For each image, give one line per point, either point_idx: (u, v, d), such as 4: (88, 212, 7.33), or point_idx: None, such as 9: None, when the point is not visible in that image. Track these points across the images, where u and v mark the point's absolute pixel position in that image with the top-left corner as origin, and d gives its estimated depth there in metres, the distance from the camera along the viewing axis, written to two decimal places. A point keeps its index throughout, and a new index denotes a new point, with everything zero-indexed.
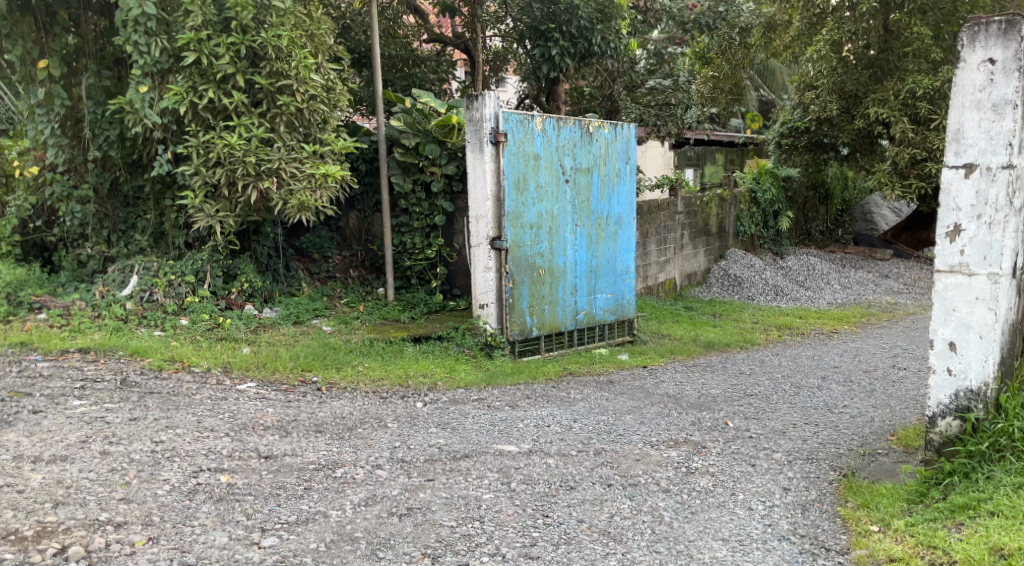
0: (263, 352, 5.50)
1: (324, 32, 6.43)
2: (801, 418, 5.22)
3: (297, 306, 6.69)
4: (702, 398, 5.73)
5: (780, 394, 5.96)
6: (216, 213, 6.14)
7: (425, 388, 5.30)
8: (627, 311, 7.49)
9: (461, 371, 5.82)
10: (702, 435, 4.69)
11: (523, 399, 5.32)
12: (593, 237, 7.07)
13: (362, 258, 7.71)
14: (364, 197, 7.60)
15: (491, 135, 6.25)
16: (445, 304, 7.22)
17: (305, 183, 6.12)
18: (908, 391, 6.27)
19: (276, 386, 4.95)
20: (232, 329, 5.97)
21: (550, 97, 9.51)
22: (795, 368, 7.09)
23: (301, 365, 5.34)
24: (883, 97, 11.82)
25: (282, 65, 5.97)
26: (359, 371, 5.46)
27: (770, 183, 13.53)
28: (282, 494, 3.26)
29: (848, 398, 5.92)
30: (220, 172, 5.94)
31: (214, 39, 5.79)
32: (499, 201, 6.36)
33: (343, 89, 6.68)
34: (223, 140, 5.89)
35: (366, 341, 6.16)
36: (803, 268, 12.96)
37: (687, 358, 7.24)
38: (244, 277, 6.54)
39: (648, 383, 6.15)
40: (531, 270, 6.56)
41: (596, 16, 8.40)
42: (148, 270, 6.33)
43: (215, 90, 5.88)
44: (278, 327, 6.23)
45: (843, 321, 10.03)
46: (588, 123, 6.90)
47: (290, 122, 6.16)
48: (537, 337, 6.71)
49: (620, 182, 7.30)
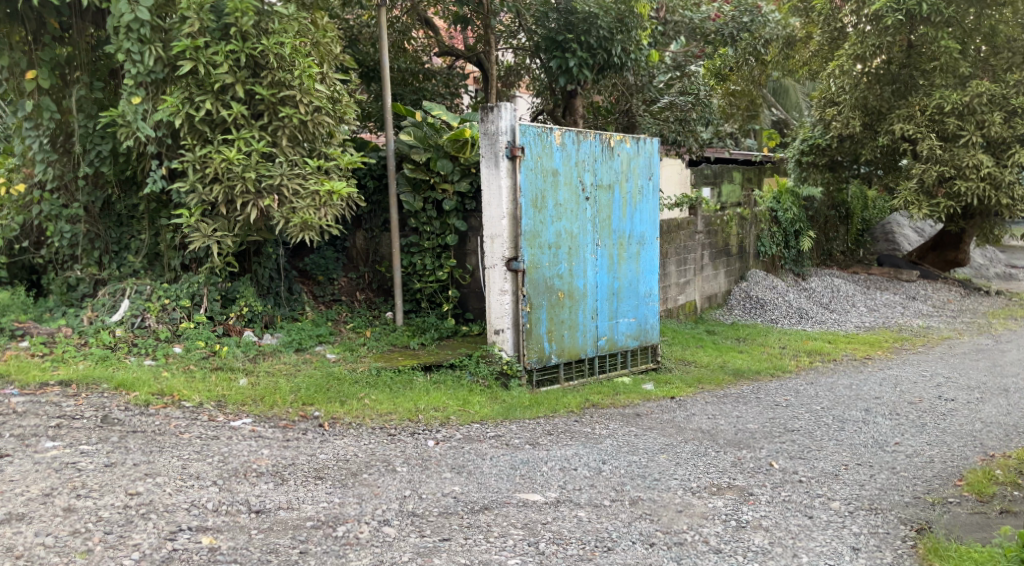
0: (261, 384, 5.06)
1: (330, 40, 6.04)
2: (852, 459, 4.77)
3: (300, 332, 6.24)
4: (740, 434, 5.26)
5: (824, 429, 5.49)
6: (213, 233, 5.73)
7: (437, 424, 4.84)
8: (651, 337, 6.99)
9: (476, 404, 5.35)
10: (746, 479, 4.24)
11: (545, 436, 4.85)
12: (614, 258, 6.61)
13: (369, 280, 7.31)
14: (372, 216, 7.22)
15: (507, 149, 5.84)
16: (457, 329, 6.76)
17: (308, 201, 5.70)
18: (962, 426, 5.78)
19: (274, 423, 4.49)
20: (229, 358, 5.54)
21: (567, 111, 9.10)
22: (834, 399, 6.58)
23: (301, 399, 4.88)
24: (909, 114, 11.37)
25: (284, 74, 5.57)
26: (365, 405, 4.99)
27: (791, 203, 13.06)
28: (274, 560, 2.80)
29: (898, 434, 5.45)
30: (218, 189, 5.53)
31: (211, 46, 5.39)
32: (515, 219, 5.93)
33: (350, 101, 6.25)
34: (221, 155, 5.48)
35: (373, 370, 5.70)
36: (828, 289, 12.47)
37: (716, 388, 6.73)
38: (244, 301, 6.09)
39: (678, 416, 5.67)
40: (549, 293, 6.11)
41: (616, 25, 7.97)
42: (140, 293, 5.90)
43: (213, 101, 5.48)
44: (278, 355, 5.79)
45: (875, 346, 9.52)
46: (609, 137, 6.47)
47: (293, 135, 5.76)
48: (556, 365, 6.25)
49: (643, 199, 6.84)
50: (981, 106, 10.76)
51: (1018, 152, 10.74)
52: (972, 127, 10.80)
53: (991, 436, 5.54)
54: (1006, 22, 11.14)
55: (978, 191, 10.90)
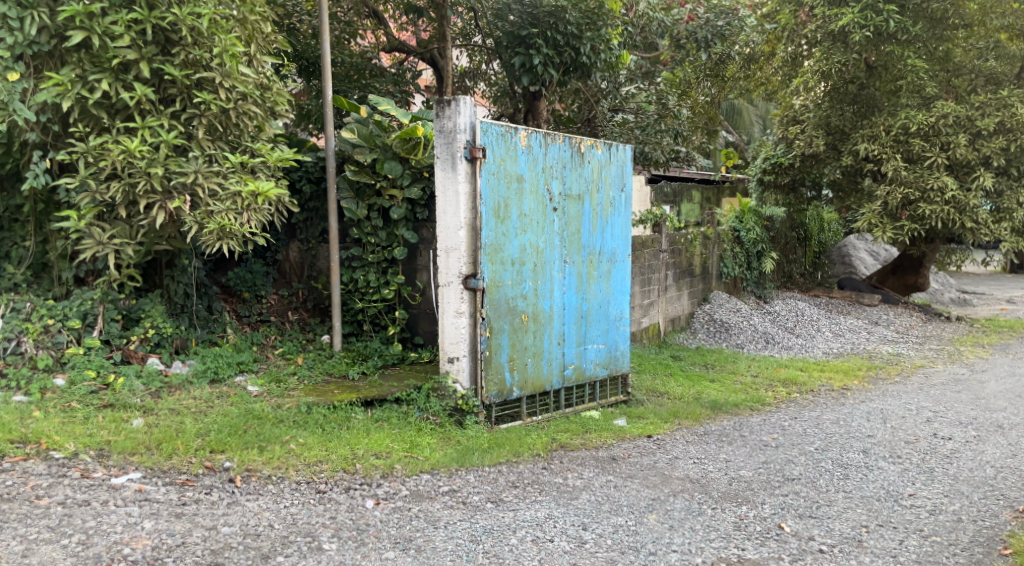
0: (160, 426, 4.13)
1: (259, 17, 5.14)
2: (871, 518, 4.10)
3: (217, 359, 5.28)
4: (735, 485, 4.50)
5: (828, 478, 4.77)
6: (109, 240, 4.75)
7: (377, 477, 3.99)
8: (621, 365, 6.20)
9: (425, 447, 4.49)
10: (757, 550, 3.56)
11: (509, 490, 4.06)
12: (583, 276, 5.82)
13: (303, 298, 6.38)
14: (308, 225, 6.34)
15: (466, 150, 5.03)
16: (404, 356, 5.89)
17: (228, 204, 4.77)
18: (970, 472, 5.13)
19: (168, 479, 3.64)
20: (124, 393, 4.56)
21: (530, 115, 8.28)
22: (826, 438, 5.87)
23: (209, 445, 3.97)
24: (872, 134, 10.89)
25: (200, 52, 4.66)
26: (289, 451, 4.10)
27: (753, 222, 12.48)
28: None
29: (909, 483, 4.77)
30: (116, 188, 4.57)
31: (109, 14, 4.46)
32: (474, 230, 5.11)
33: (282, 89, 5.36)
34: (120, 145, 4.52)
35: (303, 407, 4.77)
36: (792, 313, 11.93)
37: (695, 423, 5.96)
38: (150, 322, 5.11)
39: (660, 461, 4.89)
40: (511, 315, 5.29)
41: (584, 21, 7.28)
42: (18, 312, 4.83)
43: (111, 81, 4.54)
44: (188, 388, 4.83)
45: (850, 374, 8.93)
46: (579, 141, 5.71)
47: (212, 126, 4.85)
48: (518, 399, 5.41)
49: (614, 213, 6.07)
50: (946, 127, 10.24)
51: (982, 175, 10.23)
52: (937, 148, 10.30)
53: (1009, 484, 4.88)
54: (960, 47, 10.86)
55: (942, 216, 10.33)
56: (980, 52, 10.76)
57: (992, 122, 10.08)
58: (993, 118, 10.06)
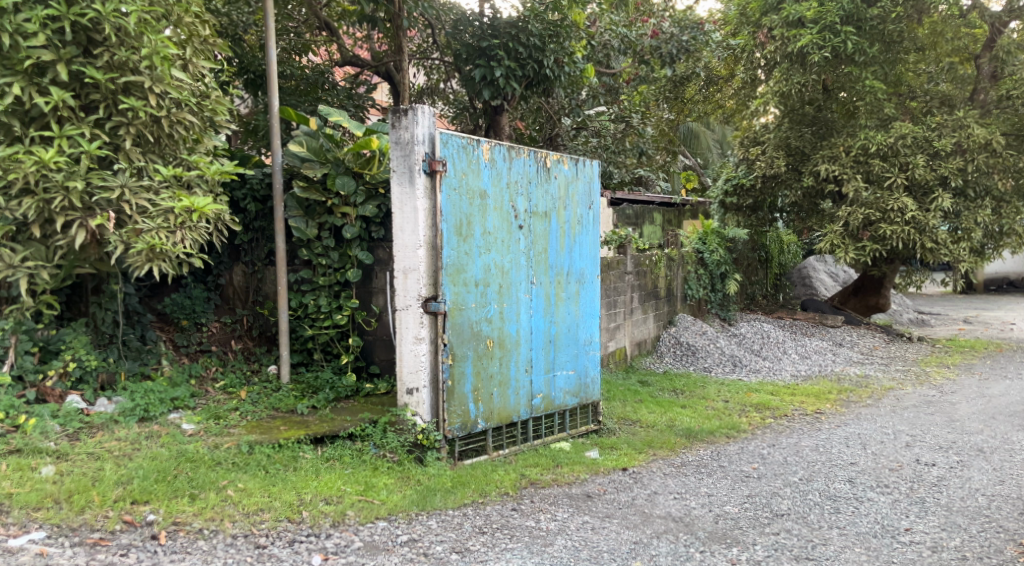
0: (75, 475, 3.64)
1: (194, 18, 4.70)
2: (871, 559, 3.76)
3: (148, 395, 4.77)
4: (721, 523, 4.13)
5: (819, 512, 4.43)
6: (21, 262, 4.26)
7: (327, 527, 3.56)
8: (592, 393, 5.80)
9: (381, 489, 4.03)
10: None
11: (476, 538, 3.66)
12: (551, 299, 5.44)
13: (248, 325, 5.89)
14: (253, 247, 5.88)
15: (425, 163, 4.64)
16: (358, 388, 5.42)
17: (159, 221, 4.30)
18: (962, 502, 4.83)
19: (78, 539, 3.23)
20: (35, 436, 4.04)
21: (491, 131, 7.93)
22: (809, 466, 5.54)
23: (130, 495, 3.51)
24: (832, 154, 10.67)
25: (126, 53, 4.21)
26: (226, 499, 3.62)
27: (716, 243, 12.27)
28: None
29: (903, 516, 4.45)
30: (28, 204, 4.07)
31: (22, 11, 4.00)
32: (434, 250, 4.71)
33: (222, 97, 4.93)
34: (33, 156, 4.02)
35: (243, 447, 4.28)
36: (757, 335, 11.70)
37: (671, 453, 5.59)
38: (72, 355, 4.59)
39: (639, 497, 4.51)
40: (475, 341, 4.88)
41: (546, 32, 7.08)
42: None
43: (25, 85, 4.06)
44: (113, 428, 4.32)
45: (822, 397, 8.67)
46: (545, 155, 5.36)
47: (142, 135, 4.39)
48: (483, 432, 4.98)
49: (582, 231, 5.72)
50: (904, 148, 10.11)
51: (940, 196, 10.03)
52: (897, 169, 10.14)
53: (1005, 515, 4.59)
54: (911, 71, 10.88)
55: (903, 236, 10.09)
56: (930, 76, 10.91)
57: (948, 143, 9.97)
58: (949, 139, 9.97)
